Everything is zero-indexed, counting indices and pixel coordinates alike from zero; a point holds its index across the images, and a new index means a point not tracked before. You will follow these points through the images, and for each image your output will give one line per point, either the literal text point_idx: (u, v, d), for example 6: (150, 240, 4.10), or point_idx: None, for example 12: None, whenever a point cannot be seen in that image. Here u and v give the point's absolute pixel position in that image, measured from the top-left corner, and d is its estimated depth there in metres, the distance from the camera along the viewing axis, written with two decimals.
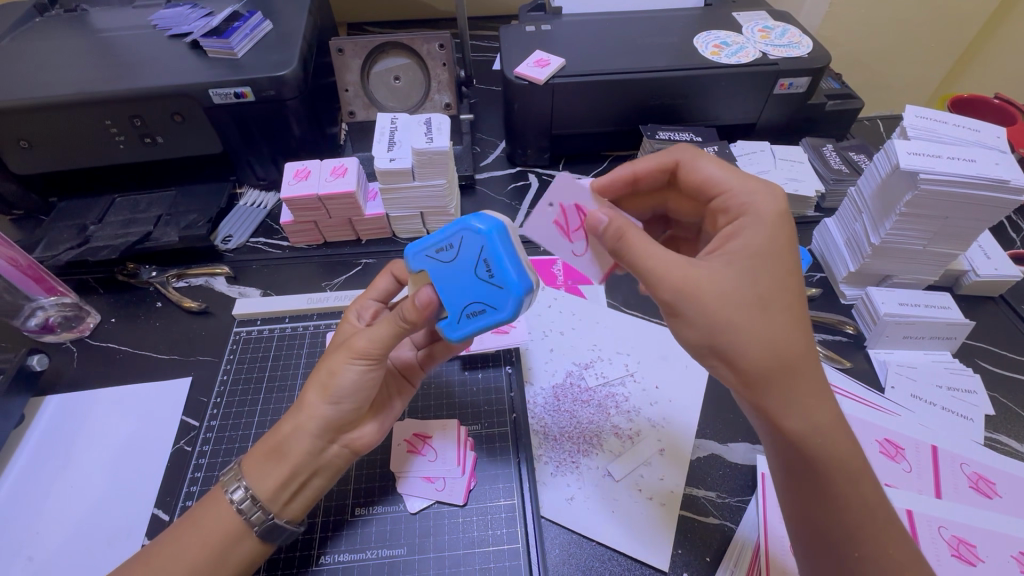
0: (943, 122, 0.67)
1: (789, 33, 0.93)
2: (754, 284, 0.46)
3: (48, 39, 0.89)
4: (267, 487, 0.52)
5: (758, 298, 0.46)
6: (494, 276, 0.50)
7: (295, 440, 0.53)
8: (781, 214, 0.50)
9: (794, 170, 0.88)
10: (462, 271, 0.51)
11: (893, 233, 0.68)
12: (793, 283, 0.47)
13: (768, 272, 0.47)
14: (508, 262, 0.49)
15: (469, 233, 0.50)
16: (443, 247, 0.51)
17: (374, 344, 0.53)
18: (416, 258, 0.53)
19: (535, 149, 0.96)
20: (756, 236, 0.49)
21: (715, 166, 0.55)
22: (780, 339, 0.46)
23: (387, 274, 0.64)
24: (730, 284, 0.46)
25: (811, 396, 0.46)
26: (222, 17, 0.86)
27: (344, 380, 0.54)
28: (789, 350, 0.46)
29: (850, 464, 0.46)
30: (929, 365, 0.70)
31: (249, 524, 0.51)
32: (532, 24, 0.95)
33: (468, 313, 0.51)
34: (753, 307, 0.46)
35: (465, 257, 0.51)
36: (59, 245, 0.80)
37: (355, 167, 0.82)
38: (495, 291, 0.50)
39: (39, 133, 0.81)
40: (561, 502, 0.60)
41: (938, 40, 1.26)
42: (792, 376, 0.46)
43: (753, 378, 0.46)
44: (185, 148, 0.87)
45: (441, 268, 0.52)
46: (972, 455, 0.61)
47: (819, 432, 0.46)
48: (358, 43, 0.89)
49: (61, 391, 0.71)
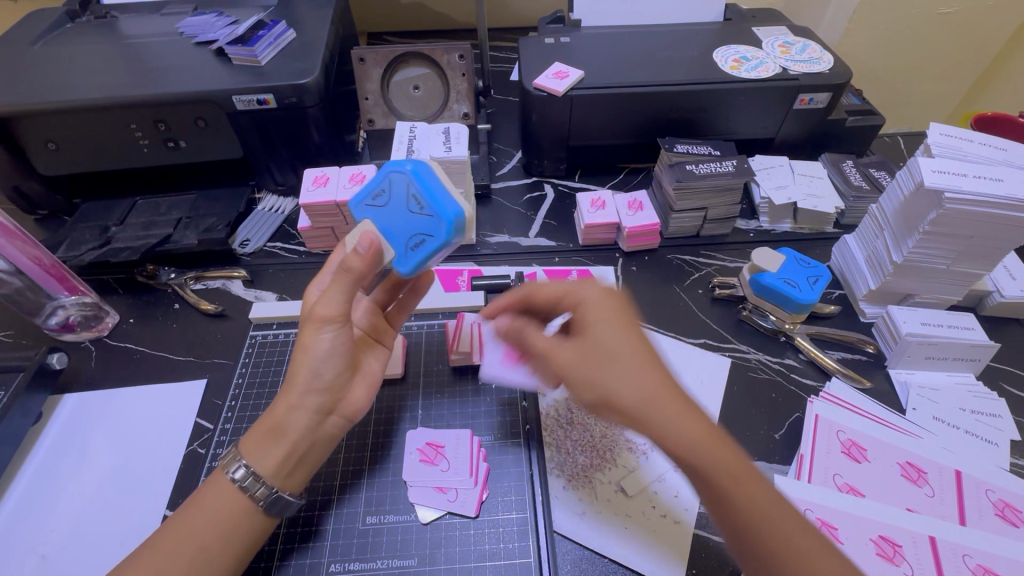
0: (969, 140, 0.65)
1: (809, 48, 0.93)
2: (593, 351, 0.48)
3: (82, 45, 0.91)
4: (269, 464, 0.51)
5: (608, 356, 0.47)
6: (427, 208, 0.52)
7: (293, 418, 0.52)
8: (607, 297, 0.52)
9: (812, 185, 0.88)
10: (399, 210, 0.54)
11: (916, 251, 0.67)
12: (628, 324, 0.50)
13: (598, 333, 0.49)
14: (438, 195, 0.52)
15: (399, 173, 0.54)
16: (379, 192, 0.54)
17: (335, 305, 0.52)
18: (358, 208, 0.56)
19: (551, 160, 0.96)
20: (597, 312, 0.50)
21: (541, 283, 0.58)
22: (633, 382, 0.46)
23: (342, 246, 0.61)
24: (593, 346, 0.48)
25: (659, 423, 0.45)
26: (248, 26, 0.88)
27: (320, 350, 0.53)
28: (642, 390, 0.46)
29: (731, 463, 0.43)
30: (953, 388, 0.68)
31: (254, 499, 0.50)
32: (552, 37, 0.96)
33: (412, 245, 0.53)
34: (610, 359, 0.47)
35: (396, 197, 0.54)
36: (82, 246, 0.82)
37: (374, 174, 0.82)
38: (427, 219, 0.52)
39: (64, 136, 0.83)
40: (571, 516, 0.59)
41: (947, 61, 1.26)
42: (656, 408, 0.45)
43: (629, 411, 0.46)
44: (207, 153, 0.89)
45: (380, 213, 0.54)
46: (999, 482, 0.59)
47: (636, 405, 0.45)
48: (379, 52, 0.90)
49: (78, 391, 0.71)
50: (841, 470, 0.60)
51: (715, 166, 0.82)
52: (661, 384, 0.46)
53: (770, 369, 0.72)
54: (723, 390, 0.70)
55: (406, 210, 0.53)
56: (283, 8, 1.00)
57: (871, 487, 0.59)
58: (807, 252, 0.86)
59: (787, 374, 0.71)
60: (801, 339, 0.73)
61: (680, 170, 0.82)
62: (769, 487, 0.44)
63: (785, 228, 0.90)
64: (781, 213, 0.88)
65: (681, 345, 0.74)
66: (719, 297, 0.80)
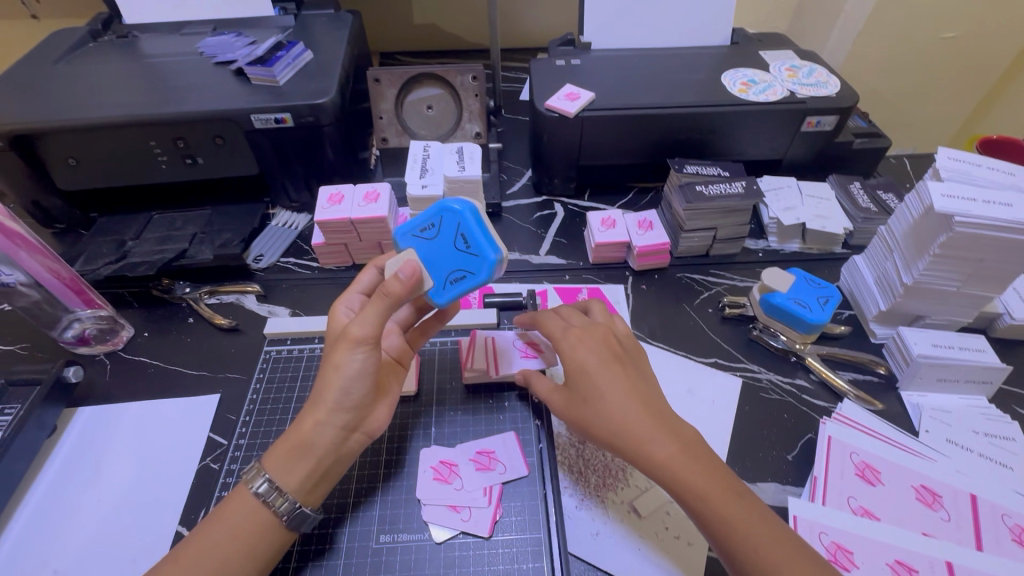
0: (977, 164, 0.66)
1: (816, 72, 0.94)
2: (574, 390, 0.57)
3: (105, 64, 0.94)
4: (294, 479, 0.51)
5: (583, 396, 0.56)
6: (472, 247, 0.57)
7: (319, 435, 0.53)
8: (586, 333, 0.59)
9: (821, 207, 0.89)
10: (445, 245, 0.58)
11: (927, 273, 0.67)
12: (600, 363, 0.56)
13: (575, 373, 0.56)
14: (484, 237, 0.58)
15: (449, 213, 0.58)
16: (427, 227, 0.59)
17: (368, 327, 0.53)
18: (404, 238, 0.60)
19: (561, 179, 0.98)
20: (575, 350, 0.58)
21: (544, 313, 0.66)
22: (609, 412, 0.53)
23: (371, 268, 0.64)
24: (575, 383, 0.57)
25: (634, 447, 0.52)
26: (267, 47, 0.90)
27: (350, 370, 0.53)
28: (617, 419, 0.53)
29: (692, 476, 0.50)
30: (965, 410, 0.68)
31: (276, 514, 0.51)
32: (562, 59, 0.98)
33: (452, 279, 0.58)
34: (588, 396, 0.55)
35: (444, 232, 0.58)
36: (98, 260, 0.83)
37: (387, 193, 0.83)
38: (471, 257, 0.57)
39: (85, 152, 0.84)
40: (586, 536, 0.59)
41: (951, 84, 1.28)
42: (627, 439, 0.52)
43: (603, 443, 0.54)
44: (223, 170, 0.91)
45: (426, 245, 0.59)
46: (1015, 507, 0.58)
47: (613, 433, 0.53)
48: (394, 73, 0.92)
49: (92, 404, 0.72)
50: (855, 492, 0.60)
51: (725, 187, 0.83)
52: (633, 417, 0.53)
53: (782, 389, 0.72)
54: (735, 410, 0.70)
55: (452, 246, 0.58)
56: (300, 29, 1.02)
57: (886, 511, 0.59)
58: (815, 272, 0.87)
59: (799, 395, 0.71)
60: (813, 360, 0.73)
61: (691, 191, 0.83)
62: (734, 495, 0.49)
63: (794, 248, 0.90)
64: (790, 233, 0.89)
65: (692, 365, 0.75)
66: (729, 316, 0.80)
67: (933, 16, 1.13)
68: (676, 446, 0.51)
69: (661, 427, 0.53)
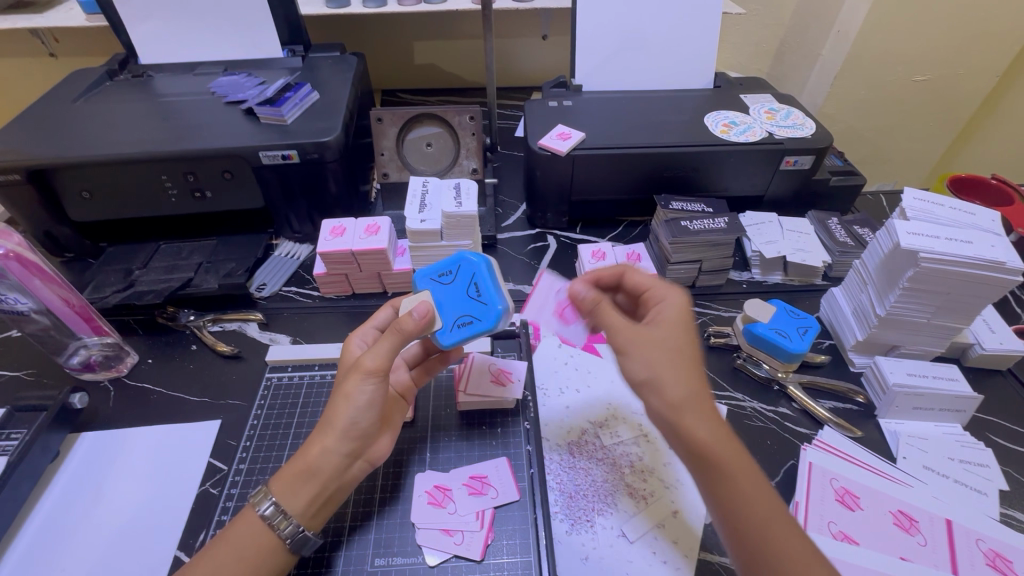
0: (940, 204, 0.71)
1: (793, 115, 1.00)
2: (671, 337, 0.53)
3: (121, 102, 0.99)
4: (299, 503, 0.53)
5: (676, 348, 0.52)
6: (482, 296, 0.62)
7: (325, 462, 0.54)
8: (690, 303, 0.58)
9: (801, 241, 0.93)
10: (458, 290, 0.63)
11: (898, 305, 0.71)
12: (697, 335, 0.54)
13: (681, 331, 0.54)
14: (494, 289, 0.63)
15: (465, 263, 0.64)
16: (445, 273, 0.65)
17: (381, 358, 0.56)
18: (422, 279, 0.66)
19: (554, 213, 1.03)
20: (669, 313, 0.56)
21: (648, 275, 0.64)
22: (693, 378, 0.51)
23: (387, 305, 0.67)
24: (658, 337, 0.53)
25: (706, 419, 0.49)
26: (276, 88, 0.96)
27: (360, 399, 0.56)
28: (699, 388, 0.50)
29: (748, 472, 0.47)
30: (941, 437, 0.71)
31: (280, 536, 0.53)
32: (555, 100, 1.04)
33: (458, 323, 0.62)
34: (671, 352, 0.52)
35: (460, 280, 0.64)
36: (107, 288, 0.86)
37: (388, 226, 0.87)
38: (479, 305, 0.62)
39: (100, 186, 0.88)
40: (576, 561, 0.60)
41: (924, 124, 1.35)
42: (708, 408, 0.49)
43: (672, 398, 0.50)
44: (231, 203, 0.95)
45: (442, 289, 0.64)
46: (988, 531, 0.61)
47: (694, 397, 0.50)
48: (395, 113, 0.97)
49: (95, 429, 0.74)
50: (834, 517, 0.62)
51: (709, 222, 0.88)
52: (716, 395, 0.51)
53: (765, 417, 0.74)
54: None
55: (464, 294, 0.63)
56: (307, 71, 1.08)
57: (867, 536, 0.61)
58: (797, 303, 0.91)
59: (782, 423, 0.73)
60: (794, 389, 0.76)
61: (676, 226, 0.87)
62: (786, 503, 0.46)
63: (776, 280, 0.94)
64: (772, 266, 0.93)
65: None
66: (714, 345, 0.83)
67: (903, 63, 1.20)
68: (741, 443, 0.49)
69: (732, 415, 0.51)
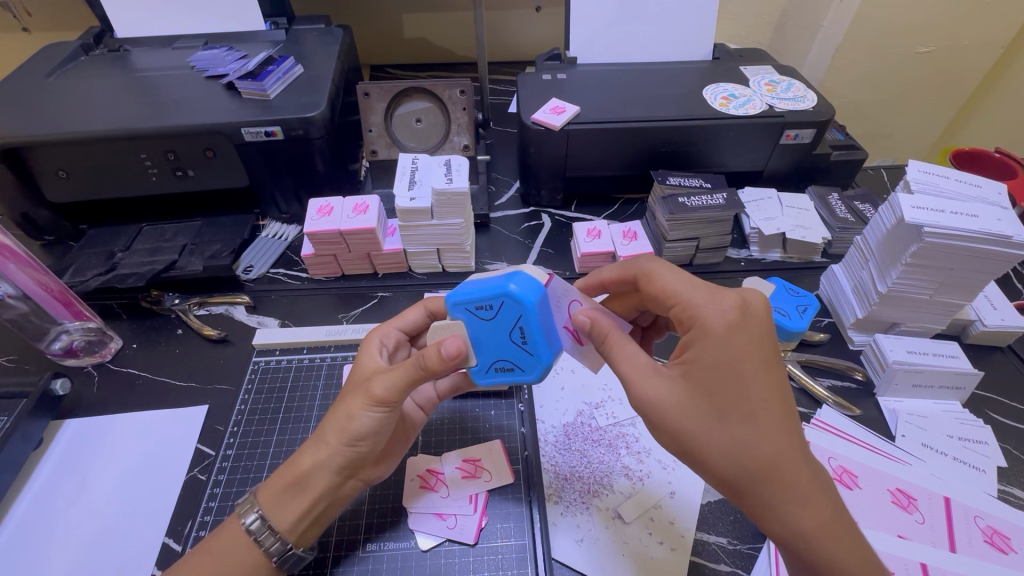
0: (945, 177, 0.69)
1: (794, 87, 0.97)
2: (705, 394, 0.47)
3: (96, 77, 0.94)
4: (286, 519, 0.52)
5: (714, 409, 0.46)
6: (528, 344, 0.53)
7: (316, 477, 0.53)
8: (732, 318, 0.48)
9: (801, 217, 0.91)
10: (499, 330, 0.53)
11: (899, 282, 0.69)
12: (747, 375, 0.46)
13: (718, 381, 0.46)
14: (543, 333, 0.52)
15: (509, 299, 0.51)
16: (483, 305, 0.52)
17: (391, 391, 0.53)
18: (455, 306, 0.54)
19: (548, 190, 1.00)
20: (708, 350, 0.47)
21: (666, 275, 0.54)
22: (740, 441, 0.45)
23: (417, 308, 0.65)
24: (683, 398, 0.47)
25: (769, 489, 0.45)
26: (257, 62, 0.91)
27: (362, 425, 0.53)
28: (750, 453, 0.45)
29: (820, 531, 0.45)
30: (940, 415, 0.70)
31: (267, 554, 0.52)
32: (548, 73, 1.00)
33: (497, 366, 0.55)
34: (705, 416, 0.46)
35: (503, 318, 0.52)
36: (88, 271, 0.83)
37: (377, 205, 0.85)
38: (525, 353, 0.53)
39: (76, 165, 0.85)
40: (570, 543, 0.59)
41: (927, 97, 1.32)
42: (761, 477, 0.45)
43: (720, 472, 0.46)
44: (213, 182, 0.92)
45: (480, 324, 0.53)
46: (986, 508, 0.61)
47: (745, 468, 0.45)
48: (383, 87, 0.93)
49: (80, 416, 0.72)
50: None
51: (708, 198, 0.85)
52: (784, 453, 0.45)
53: None
54: None
55: (507, 334, 0.53)
56: (290, 44, 1.04)
57: (864, 513, 0.60)
58: (795, 281, 0.89)
59: None
60: (793, 367, 0.75)
61: (673, 203, 0.85)
62: (865, 559, 0.44)
63: (775, 257, 0.92)
64: (770, 243, 0.91)
65: None
66: None
67: (908, 33, 1.16)
68: (823, 497, 0.45)
69: (801, 468, 0.46)
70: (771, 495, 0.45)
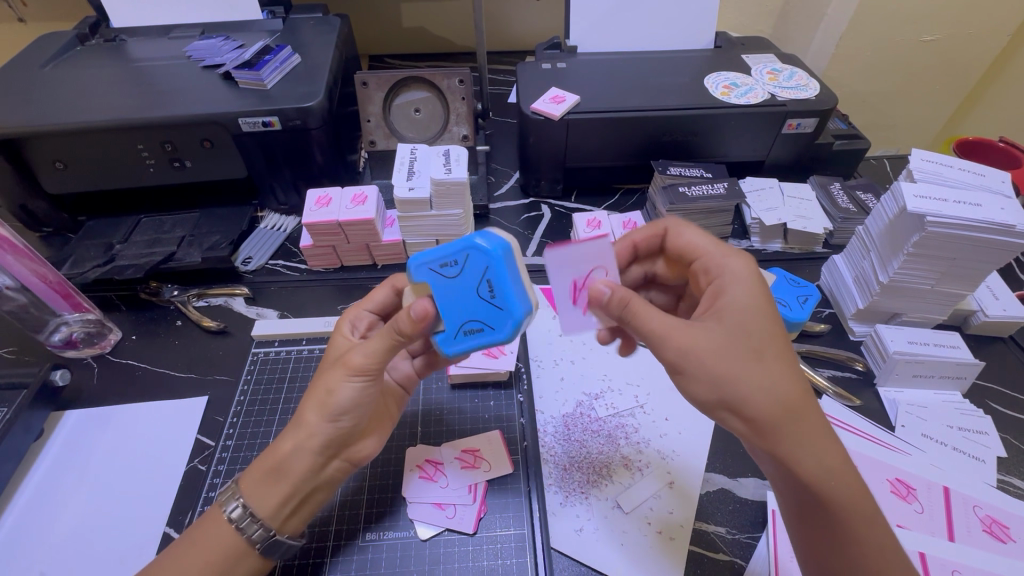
0: (949, 166, 0.68)
1: (797, 75, 0.96)
2: (744, 335, 0.47)
3: (92, 67, 0.94)
4: (268, 504, 0.52)
5: (751, 349, 0.47)
6: (496, 297, 0.49)
7: (296, 459, 0.53)
8: (755, 272, 0.52)
9: (802, 207, 0.91)
10: (466, 287, 0.50)
11: (901, 272, 0.69)
12: (775, 321, 0.49)
13: (754, 326, 0.48)
14: (513, 287, 0.49)
15: (475, 251, 0.49)
16: (448, 262, 0.50)
17: (372, 358, 0.52)
18: (417, 268, 0.51)
19: (548, 181, 0.99)
20: (739, 296, 0.50)
21: (694, 232, 0.58)
22: (778, 383, 0.46)
23: (385, 286, 0.63)
24: (725, 341, 0.47)
25: (805, 433, 0.46)
26: (254, 51, 0.91)
27: (343, 397, 0.53)
28: (787, 395, 0.46)
29: (843, 475, 0.46)
30: (940, 405, 0.70)
31: (249, 541, 0.52)
32: (548, 62, 0.99)
33: (467, 330, 0.51)
34: (747, 358, 0.47)
35: (469, 273, 0.49)
36: (87, 263, 0.83)
37: (375, 195, 0.84)
38: (495, 311, 0.50)
39: (73, 156, 0.84)
40: (571, 532, 0.60)
41: (931, 86, 1.30)
42: (795, 420, 0.46)
43: (759, 416, 0.46)
44: (211, 172, 0.91)
45: (445, 283, 0.50)
46: (985, 498, 0.61)
47: (782, 408, 0.46)
48: (381, 77, 0.92)
49: (81, 407, 0.72)
50: None
51: (708, 188, 0.85)
52: (807, 396, 0.47)
53: None
54: None
55: (475, 291, 0.50)
56: (288, 33, 1.03)
57: None
58: (797, 271, 0.89)
59: None
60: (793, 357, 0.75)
61: (674, 193, 0.84)
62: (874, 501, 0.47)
63: (776, 248, 0.92)
64: (772, 233, 0.91)
65: None
66: None
67: (913, 21, 1.15)
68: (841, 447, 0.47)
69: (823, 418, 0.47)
70: (801, 438, 0.46)
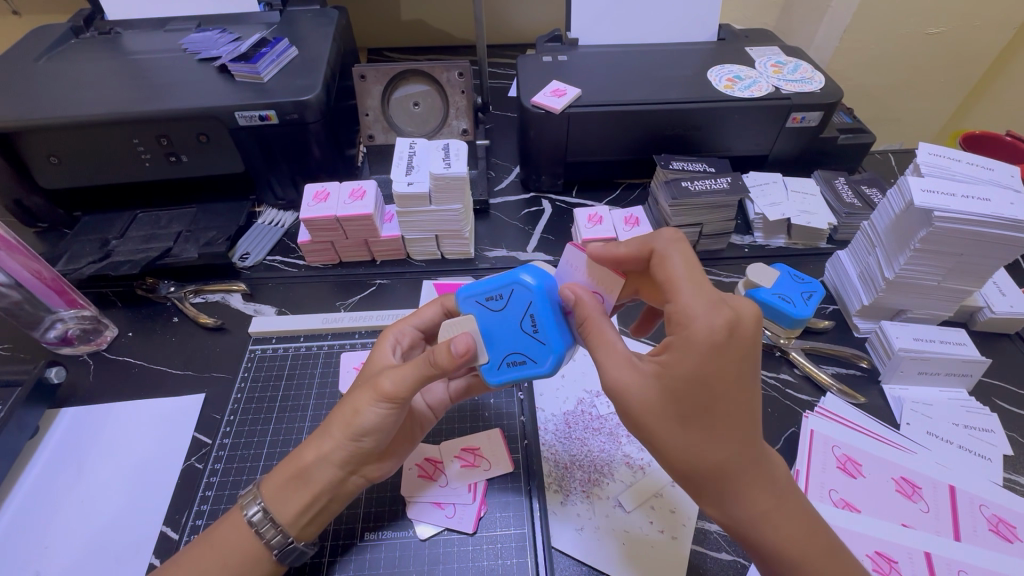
0: (956, 160, 0.67)
1: (801, 68, 0.95)
2: (670, 402, 0.45)
3: (85, 60, 0.92)
4: (288, 511, 0.52)
5: (679, 417, 0.45)
6: (539, 332, 0.52)
7: (319, 470, 0.53)
8: (720, 337, 0.43)
9: (806, 202, 0.89)
10: (510, 321, 0.53)
11: (907, 268, 0.68)
12: (714, 394, 0.44)
13: (688, 395, 0.44)
14: (555, 324, 0.52)
15: (521, 287, 0.52)
16: (493, 296, 0.53)
17: (401, 386, 0.52)
18: (466, 301, 0.55)
19: (549, 175, 0.98)
20: (685, 363, 0.44)
21: (677, 266, 0.47)
22: (700, 450, 0.45)
23: (434, 305, 0.63)
24: (651, 399, 0.45)
25: (730, 492, 0.46)
26: (250, 44, 0.89)
27: (367, 420, 0.53)
28: (708, 461, 0.45)
29: (768, 531, 0.46)
30: (945, 403, 0.69)
31: (267, 546, 0.51)
32: (549, 55, 0.98)
33: (508, 362, 0.53)
34: (671, 421, 0.45)
35: (513, 309, 0.53)
36: (82, 259, 0.82)
37: (374, 190, 0.83)
38: (537, 345, 0.52)
39: (69, 150, 0.83)
40: (571, 531, 0.59)
41: (937, 79, 1.29)
42: (716, 481, 0.45)
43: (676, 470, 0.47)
44: (207, 168, 0.90)
45: (489, 315, 0.54)
46: (991, 497, 0.60)
47: (699, 469, 0.45)
48: (380, 69, 0.91)
49: (76, 404, 0.71)
50: (835, 484, 0.61)
51: (711, 183, 0.84)
52: (735, 461, 0.45)
53: (766, 384, 0.72)
54: None
55: (519, 325, 0.53)
56: (285, 25, 1.01)
57: (868, 502, 0.59)
58: (800, 267, 0.88)
59: (783, 389, 0.71)
60: (797, 355, 0.74)
61: (677, 188, 0.83)
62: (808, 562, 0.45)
63: (779, 243, 0.91)
64: (775, 229, 0.90)
65: None
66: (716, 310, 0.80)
67: (918, 13, 1.13)
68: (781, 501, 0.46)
69: (760, 479, 0.46)
70: (724, 493, 0.46)
